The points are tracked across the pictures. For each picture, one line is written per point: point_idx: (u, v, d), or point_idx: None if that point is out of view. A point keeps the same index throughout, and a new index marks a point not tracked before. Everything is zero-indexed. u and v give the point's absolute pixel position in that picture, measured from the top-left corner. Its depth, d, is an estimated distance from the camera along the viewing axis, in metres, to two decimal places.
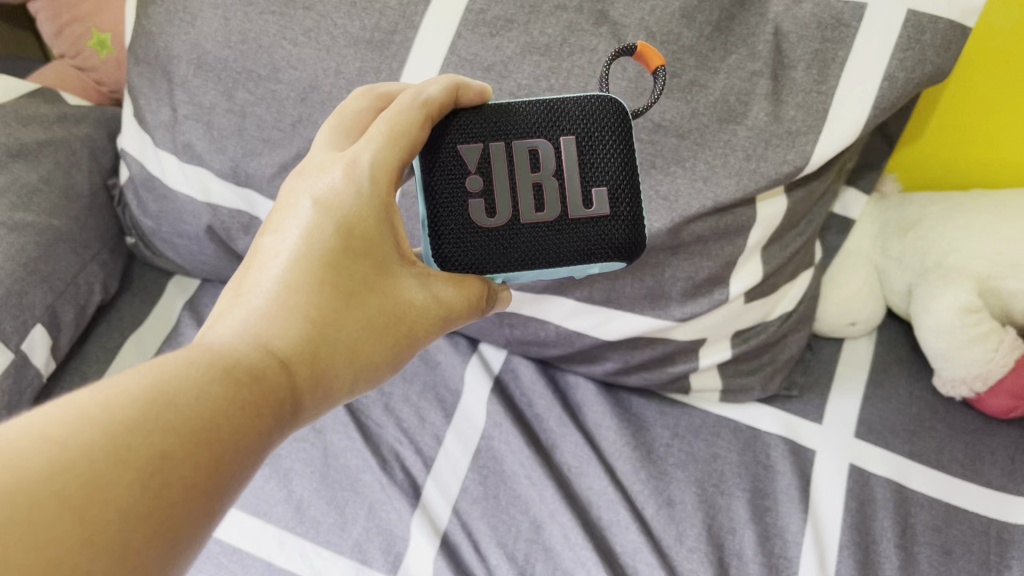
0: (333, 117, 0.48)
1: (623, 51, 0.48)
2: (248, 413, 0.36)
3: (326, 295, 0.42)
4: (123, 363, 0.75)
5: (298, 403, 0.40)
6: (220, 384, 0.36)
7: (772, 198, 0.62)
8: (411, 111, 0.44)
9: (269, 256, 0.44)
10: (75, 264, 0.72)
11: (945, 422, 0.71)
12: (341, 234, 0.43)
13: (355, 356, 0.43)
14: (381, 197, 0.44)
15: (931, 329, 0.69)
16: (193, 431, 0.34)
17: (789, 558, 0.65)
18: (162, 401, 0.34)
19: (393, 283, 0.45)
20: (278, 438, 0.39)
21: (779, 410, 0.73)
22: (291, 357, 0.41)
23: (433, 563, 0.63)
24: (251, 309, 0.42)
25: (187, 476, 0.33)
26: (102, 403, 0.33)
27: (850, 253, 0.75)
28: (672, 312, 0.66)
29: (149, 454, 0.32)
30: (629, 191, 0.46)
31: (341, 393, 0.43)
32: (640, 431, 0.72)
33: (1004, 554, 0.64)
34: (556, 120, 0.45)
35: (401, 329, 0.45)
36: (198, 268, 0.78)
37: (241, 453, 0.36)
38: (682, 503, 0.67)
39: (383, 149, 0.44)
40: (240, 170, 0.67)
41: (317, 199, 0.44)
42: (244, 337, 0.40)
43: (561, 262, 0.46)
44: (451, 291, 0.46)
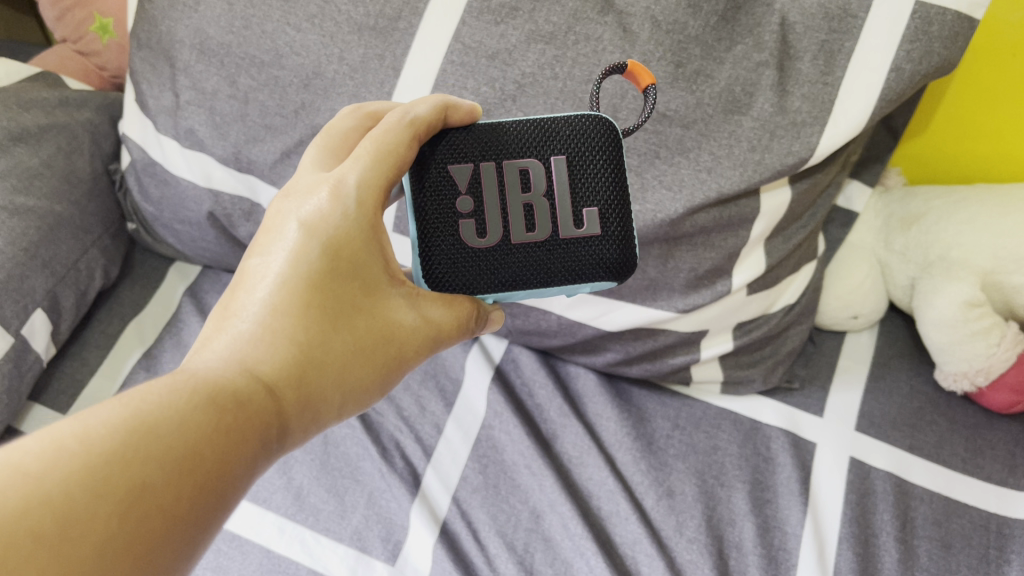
0: (320, 136, 0.48)
1: (613, 71, 0.48)
2: (230, 440, 0.37)
3: (311, 318, 0.42)
4: (123, 348, 0.75)
5: (283, 428, 0.40)
6: (203, 411, 0.36)
7: (776, 189, 0.62)
8: (399, 130, 0.44)
9: (255, 279, 0.43)
10: (76, 249, 0.72)
11: (946, 416, 0.71)
12: (327, 256, 0.43)
13: (343, 378, 0.43)
14: (367, 218, 0.44)
15: (934, 323, 0.69)
16: (177, 459, 0.34)
17: (788, 550, 0.64)
18: (143, 430, 0.34)
19: (380, 303, 0.45)
20: (264, 463, 0.39)
21: (780, 403, 0.73)
22: (277, 381, 0.41)
23: (433, 552, 0.63)
24: (236, 334, 0.42)
25: (170, 506, 0.33)
26: (82, 435, 0.33)
27: (852, 247, 0.75)
28: (674, 303, 0.66)
29: (129, 485, 0.32)
30: (620, 210, 0.46)
31: (328, 415, 0.43)
32: (640, 422, 0.72)
33: (1004, 548, 0.64)
34: (547, 140, 0.46)
35: (390, 350, 0.45)
36: (199, 254, 0.78)
37: (225, 480, 0.36)
38: (682, 494, 0.67)
39: (369, 169, 0.44)
40: (242, 156, 0.67)
41: (303, 221, 0.43)
42: (230, 362, 0.40)
43: (551, 282, 0.47)
44: (440, 310, 0.46)
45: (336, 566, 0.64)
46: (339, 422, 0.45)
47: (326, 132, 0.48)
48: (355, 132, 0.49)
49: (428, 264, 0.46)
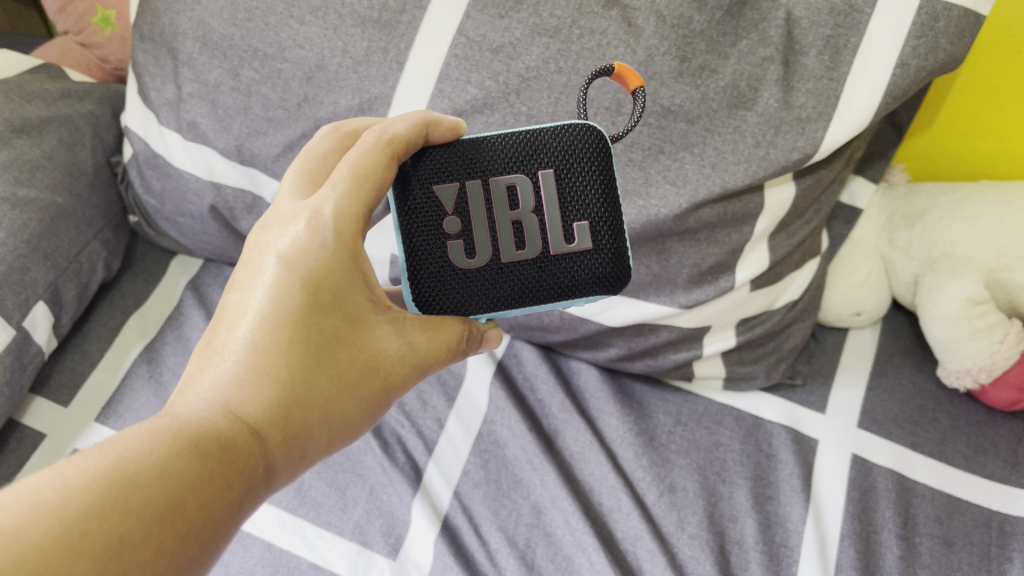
0: (299, 159, 0.48)
1: (601, 74, 0.47)
2: (213, 485, 0.37)
3: (295, 355, 0.42)
4: (125, 340, 0.75)
5: (269, 468, 0.40)
6: (185, 458, 0.37)
7: (781, 184, 0.61)
8: (376, 152, 0.44)
9: (236, 315, 0.43)
10: (77, 242, 0.72)
11: (948, 413, 0.71)
12: (308, 290, 0.42)
13: (330, 414, 0.43)
14: (347, 247, 0.44)
15: (937, 321, 0.69)
16: (157, 509, 0.35)
17: (790, 547, 0.64)
18: (122, 481, 0.34)
19: (366, 333, 0.44)
20: (251, 504, 0.39)
21: (782, 399, 0.73)
22: (261, 421, 0.41)
23: (434, 547, 0.63)
24: (219, 373, 0.42)
25: (149, 559, 0.34)
26: (60, 489, 0.33)
27: (856, 243, 0.74)
28: (677, 299, 0.65)
29: (107, 540, 0.33)
30: (610, 223, 0.46)
31: (318, 450, 0.43)
32: (642, 418, 0.72)
33: (1005, 546, 0.64)
34: (534, 153, 0.46)
35: (377, 381, 0.44)
36: (201, 247, 0.78)
37: (209, 526, 0.36)
38: (683, 490, 0.67)
39: (347, 196, 0.43)
40: (244, 149, 0.67)
41: (282, 255, 0.43)
42: (213, 404, 0.40)
43: (543, 299, 0.47)
44: (425, 337, 0.46)
45: (337, 560, 0.64)
46: (331, 455, 0.45)
47: (304, 156, 0.48)
48: (333, 154, 0.48)
49: (418, 286, 0.47)
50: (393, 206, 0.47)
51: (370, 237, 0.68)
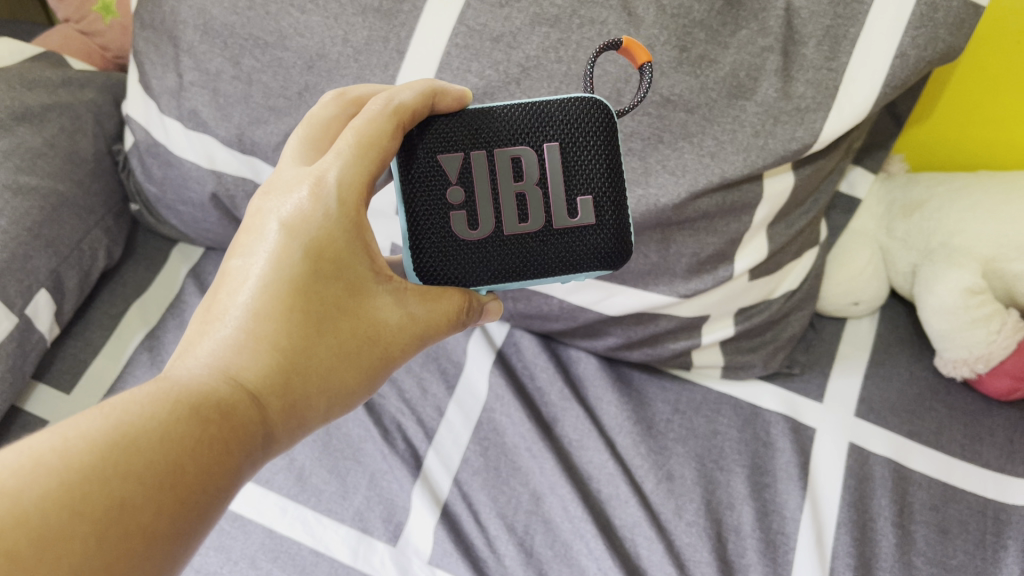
0: (301, 125, 0.48)
1: (608, 47, 0.48)
2: (213, 452, 0.38)
3: (294, 323, 0.43)
4: (126, 328, 0.75)
5: (267, 434, 0.41)
6: (186, 424, 0.37)
7: (779, 175, 0.62)
8: (382, 121, 0.43)
9: (237, 282, 0.44)
10: (79, 230, 0.72)
11: (945, 403, 0.72)
12: (309, 259, 0.43)
13: (328, 381, 0.44)
14: (349, 218, 0.44)
15: (934, 310, 0.69)
16: (157, 472, 0.35)
17: (786, 534, 0.65)
18: (122, 444, 0.35)
19: (366, 303, 0.45)
20: (249, 469, 0.40)
21: (780, 388, 0.73)
22: (261, 387, 0.42)
23: (434, 533, 0.64)
24: (220, 339, 0.42)
25: (150, 522, 0.34)
26: (60, 451, 0.34)
27: (855, 233, 0.75)
28: (676, 288, 0.66)
29: (108, 503, 0.34)
30: (614, 199, 0.46)
31: (315, 417, 0.44)
32: (641, 406, 0.72)
33: (1000, 533, 0.65)
34: (539, 126, 0.46)
35: (375, 351, 0.45)
36: (202, 236, 0.78)
37: (208, 491, 0.37)
38: (681, 478, 0.67)
39: (350, 165, 0.43)
40: (244, 137, 0.67)
41: (283, 222, 0.43)
42: (213, 370, 0.41)
43: (545, 273, 0.47)
44: (424, 308, 0.46)
45: (338, 547, 0.64)
46: (328, 421, 0.46)
47: (308, 121, 0.48)
48: (337, 121, 0.48)
49: (418, 257, 0.47)
50: (395, 174, 0.46)
51: (371, 226, 0.68)
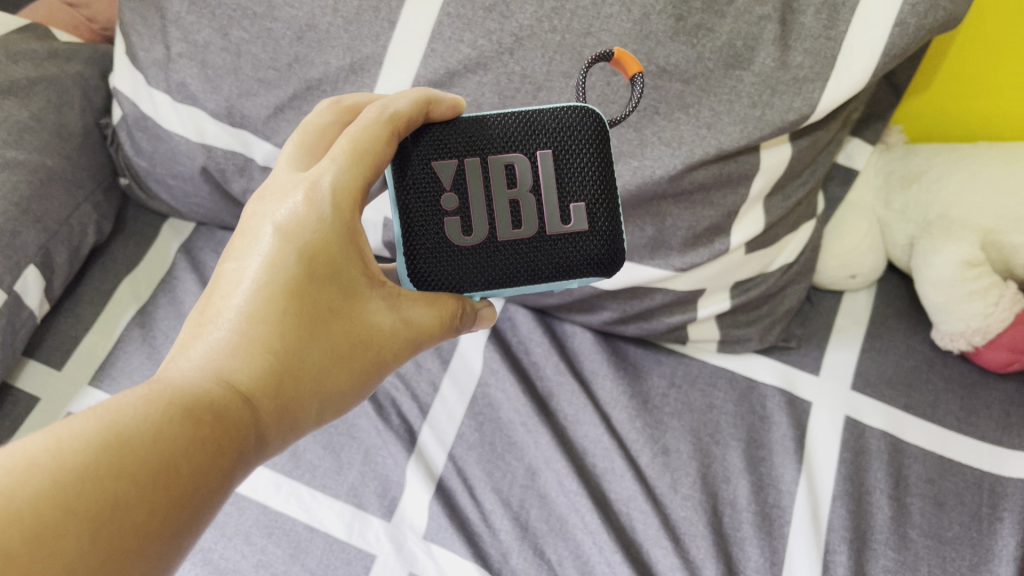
0: (297, 133, 0.48)
1: (600, 59, 0.48)
2: (207, 452, 0.37)
3: (288, 325, 0.42)
4: (118, 304, 0.74)
5: (259, 437, 0.41)
6: (180, 423, 0.37)
7: (776, 146, 0.61)
8: (377, 127, 0.43)
9: (231, 285, 0.43)
10: (68, 205, 0.71)
11: (942, 375, 0.71)
12: (304, 261, 0.43)
13: (321, 384, 0.43)
14: (344, 221, 0.44)
15: (932, 283, 0.69)
16: (151, 473, 0.35)
17: (782, 507, 0.65)
18: (117, 443, 0.35)
19: (360, 306, 0.45)
20: (242, 471, 0.40)
21: (776, 361, 0.73)
22: (254, 390, 0.41)
23: (429, 508, 0.64)
24: (213, 341, 0.42)
25: (144, 522, 0.34)
26: (54, 450, 0.33)
27: (853, 205, 0.74)
28: (672, 262, 0.65)
29: (102, 502, 0.33)
30: (606, 205, 0.47)
31: (308, 420, 0.44)
32: (637, 380, 0.72)
33: (996, 506, 0.64)
34: (532, 133, 0.46)
35: (369, 354, 0.45)
36: (193, 210, 0.77)
37: (202, 491, 0.37)
38: (677, 452, 0.67)
39: (345, 170, 0.43)
40: (234, 111, 0.66)
41: (279, 225, 0.43)
42: (206, 371, 0.41)
43: (538, 279, 0.47)
44: (420, 312, 0.45)
45: (333, 522, 0.64)
46: (320, 426, 0.45)
47: (303, 130, 0.48)
48: (331, 129, 0.49)
49: (412, 260, 0.46)
50: (390, 180, 0.46)
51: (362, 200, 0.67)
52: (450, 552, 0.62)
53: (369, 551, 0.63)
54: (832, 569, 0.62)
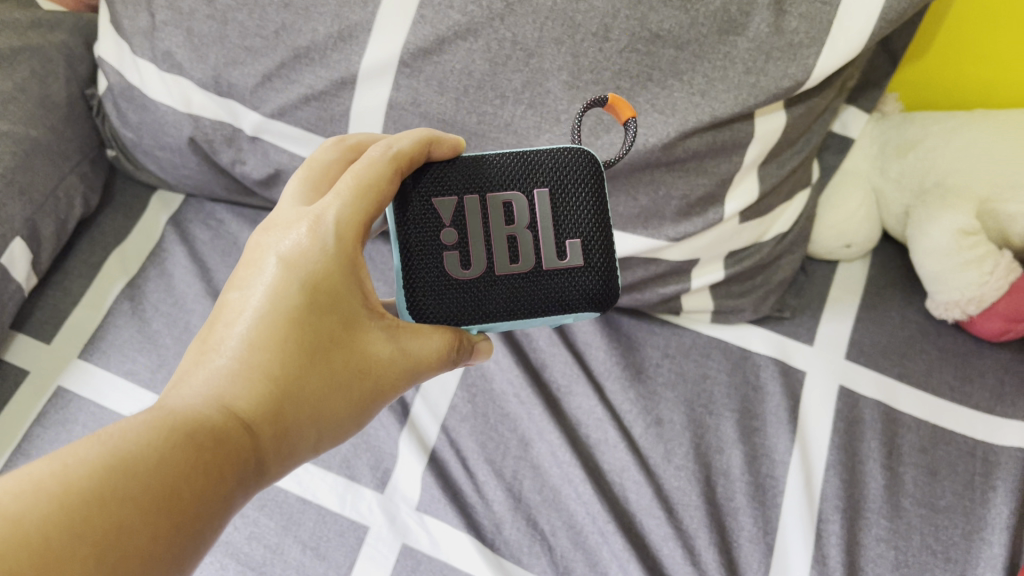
0: (303, 167, 0.48)
1: (594, 103, 0.48)
2: (209, 478, 0.37)
3: (288, 353, 0.42)
4: (107, 277, 0.73)
5: (260, 464, 0.40)
6: (182, 450, 0.37)
7: (771, 114, 0.60)
8: (382, 165, 0.44)
9: (234, 313, 0.43)
10: (53, 177, 0.70)
11: (936, 345, 0.71)
12: (305, 291, 0.42)
13: (321, 413, 0.43)
14: (347, 253, 0.44)
15: (927, 252, 0.68)
16: (153, 498, 0.35)
17: (776, 477, 0.65)
18: (120, 468, 0.35)
19: (359, 336, 0.44)
20: (242, 499, 0.39)
21: (770, 332, 0.73)
22: (254, 416, 0.40)
23: (422, 480, 0.64)
24: (214, 368, 0.41)
25: (146, 548, 0.34)
26: (59, 476, 0.33)
27: (848, 173, 0.73)
28: (665, 232, 0.64)
29: (105, 527, 0.33)
30: (602, 242, 0.46)
31: (306, 449, 0.43)
32: (630, 351, 0.72)
33: (989, 474, 0.64)
34: (530, 172, 0.46)
35: (367, 383, 0.44)
36: (181, 182, 0.76)
37: (203, 517, 0.36)
38: (671, 423, 0.67)
39: (349, 204, 0.43)
40: (221, 80, 0.65)
41: (283, 256, 0.43)
42: (207, 397, 0.40)
43: (535, 313, 0.46)
44: (419, 343, 0.45)
45: (326, 493, 0.64)
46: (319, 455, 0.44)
47: (308, 164, 0.48)
48: (337, 164, 0.48)
49: (411, 292, 0.46)
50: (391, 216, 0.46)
51: None
52: (443, 523, 0.62)
53: (362, 522, 0.62)
54: (826, 538, 0.62)
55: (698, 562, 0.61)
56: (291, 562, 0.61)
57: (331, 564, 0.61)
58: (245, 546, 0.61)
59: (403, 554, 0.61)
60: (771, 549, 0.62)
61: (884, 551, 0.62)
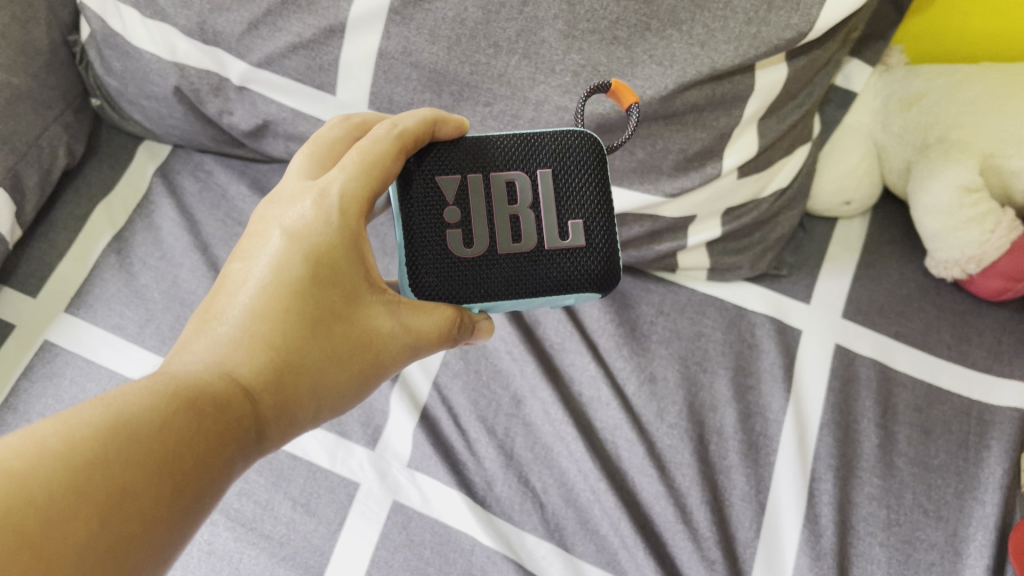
0: (308, 144, 0.47)
1: (597, 87, 0.48)
2: (210, 443, 0.37)
3: (290, 324, 0.41)
4: (93, 229, 0.72)
5: (259, 432, 0.40)
6: (185, 414, 0.36)
7: (773, 65, 0.59)
8: (387, 142, 0.43)
9: (238, 284, 0.43)
10: (36, 126, 0.69)
11: (935, 303, 0.70)
12: (309, 264, 0.42)
13: (320, 385, 0.42)
14: (351, 228, 0.43)
15: (927, 209, 0.67)
16: (156, 461, 0.34)
17: (769, 436, 0.64)
18: (124, 430, 0.34)
19: (361, 310, 0.43)
20: (241, 466, 0.39)
21: (767, 289, 0.72)
22: (255, 383, 0.40)
23: (413, 436, 0.63)
24: (216, 337, 0.41)
25: (149, 510, 0.33)
26: (65, 435, 0.33)
27: (850, 127, 0.72)
28: (662, 187, 0.63)
29: (109, 487, 0.33)
30: (604, 224, 0.46)
31: (305, 420, 0.42)
32: (625, 308, 0.71)
33: (984, 434, 0.64)
34: (533, 152, 0.46)
35: (368, 358, 0.43)
36: (168, 132, 0.74)
37: (205, 482, 0.36)
38: (664, 380, 0.67)
39: (353, 179, 0.43)
40: (206, 27, 0.63)
41: (287, 228, 0.43)
42: (209, 365, 0.40)
43: (538, 293, 0.46)
44: (421, 319, 0.44)
45: (316, 450, 0.63)
46: (317, 427, 0.44)
47: (313, 141, 0.47)
48: (342, 142, 0.48)
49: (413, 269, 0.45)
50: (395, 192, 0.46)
51: None
52: (434, 479, 0.62)
53: (352, 479, 0.62)
54: (818, 497, 0.62)
55: (689, 520, 0.61)
56: (281, 518, 0.60)
57: (320, 520, 0.60)
58: (235, 502, 0.61)
59: (394, 510, 0.61)
60: (763, 507, 0.62)
61: (875, 510, 0.62)
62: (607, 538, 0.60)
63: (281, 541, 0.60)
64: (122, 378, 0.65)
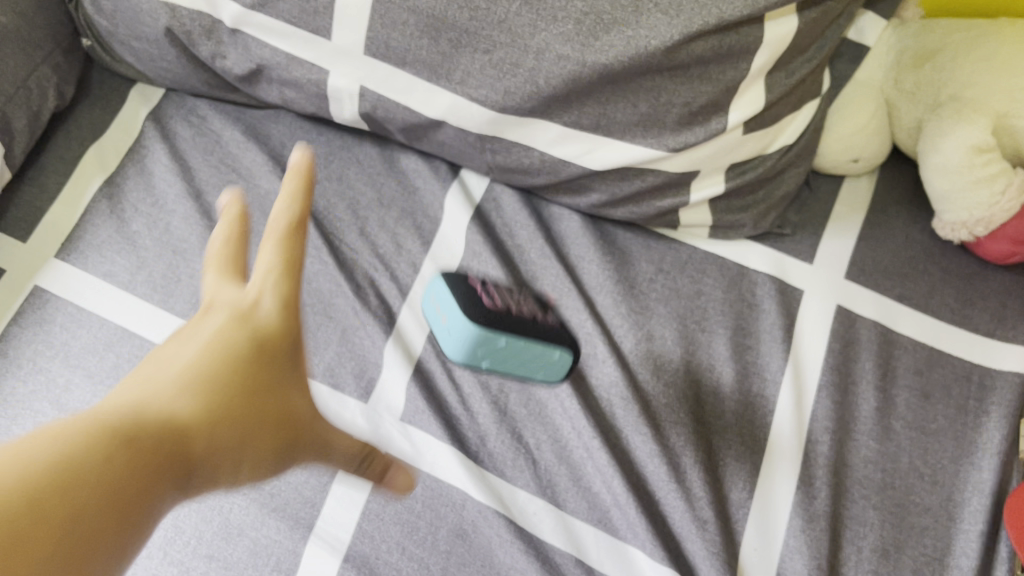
0: (207, 250, 0.44)
1: None
2: (166, 465, 0.34)
3: (227, 345, 0.39)
4: (84, 173, 0.71)
5: (198, 469, 0.36)
6: (151, 435, 0.34)
7: (784, 16, 0.57)
8: (296, 199, 0.43)
9: (158, 363, 0.39)
10: (24, 66, 0.67)
11: (940, 266, 0.69)
12: (247, 317, 0.40)
13: (249, 427, 0.38)
14: (279, 255, 0.42)
15: (936, 168, 0.65)
16: (125, 457, 0.33)
17: (765, 397, 0.64)
18: (100, 432, 0.33)
19: (262, 328, 0.40)
20: (179, 500, 0.36)
21: (769, 248, 0.70)
22: (198, 420, 0.36)
23: (406, 389, 0.63)
24: (147, 370, 0.38)
25: (122, 511, 0.32)
26: (39, 440, 0.31)
27: (861, 84, 0.69)
28: (664, 141, 0.61)
29: (85, 477, 0.31)
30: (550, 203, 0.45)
31: (228, 482, 0.38)
32: (624, 264, 0.69)
33: (984, 399, 0.64)
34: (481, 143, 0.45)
35: (280, 367, 0.41)
36: (161, 76, 0.72)
37: (161, 488, 0.34)
38: (662, 338, 0.66)
39: (281, 206, 0.42)
40: None
41: (212, 292, 0.41)
42: (143, 395, 0.36)
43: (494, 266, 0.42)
44: (276, 317, 0.41)
45: None
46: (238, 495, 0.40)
47: (210, 254, 0.43)
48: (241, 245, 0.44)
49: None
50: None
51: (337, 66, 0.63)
52: (426, 433, 0.61)
53: (344, 432, 0.61)
54: (813, 459, 0.61)
55: (683, 479, 0.60)
56: None
57: (312, 472, 0.60)
58: None
59: None
60: (757, 467, 0.61)
61: (870, 473, 0.61)
62: (599, 495, 0.60)
63: (272, 493, 0.59)
64: (112, 325, 0.64)
